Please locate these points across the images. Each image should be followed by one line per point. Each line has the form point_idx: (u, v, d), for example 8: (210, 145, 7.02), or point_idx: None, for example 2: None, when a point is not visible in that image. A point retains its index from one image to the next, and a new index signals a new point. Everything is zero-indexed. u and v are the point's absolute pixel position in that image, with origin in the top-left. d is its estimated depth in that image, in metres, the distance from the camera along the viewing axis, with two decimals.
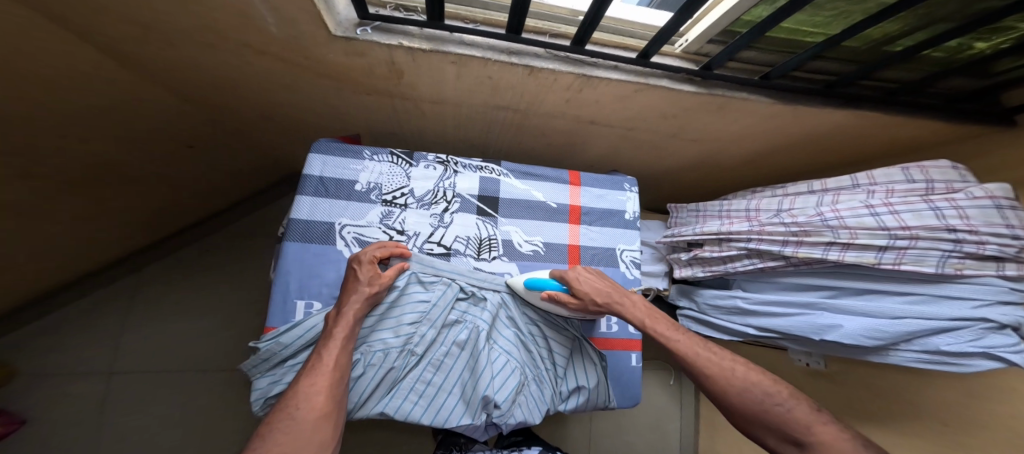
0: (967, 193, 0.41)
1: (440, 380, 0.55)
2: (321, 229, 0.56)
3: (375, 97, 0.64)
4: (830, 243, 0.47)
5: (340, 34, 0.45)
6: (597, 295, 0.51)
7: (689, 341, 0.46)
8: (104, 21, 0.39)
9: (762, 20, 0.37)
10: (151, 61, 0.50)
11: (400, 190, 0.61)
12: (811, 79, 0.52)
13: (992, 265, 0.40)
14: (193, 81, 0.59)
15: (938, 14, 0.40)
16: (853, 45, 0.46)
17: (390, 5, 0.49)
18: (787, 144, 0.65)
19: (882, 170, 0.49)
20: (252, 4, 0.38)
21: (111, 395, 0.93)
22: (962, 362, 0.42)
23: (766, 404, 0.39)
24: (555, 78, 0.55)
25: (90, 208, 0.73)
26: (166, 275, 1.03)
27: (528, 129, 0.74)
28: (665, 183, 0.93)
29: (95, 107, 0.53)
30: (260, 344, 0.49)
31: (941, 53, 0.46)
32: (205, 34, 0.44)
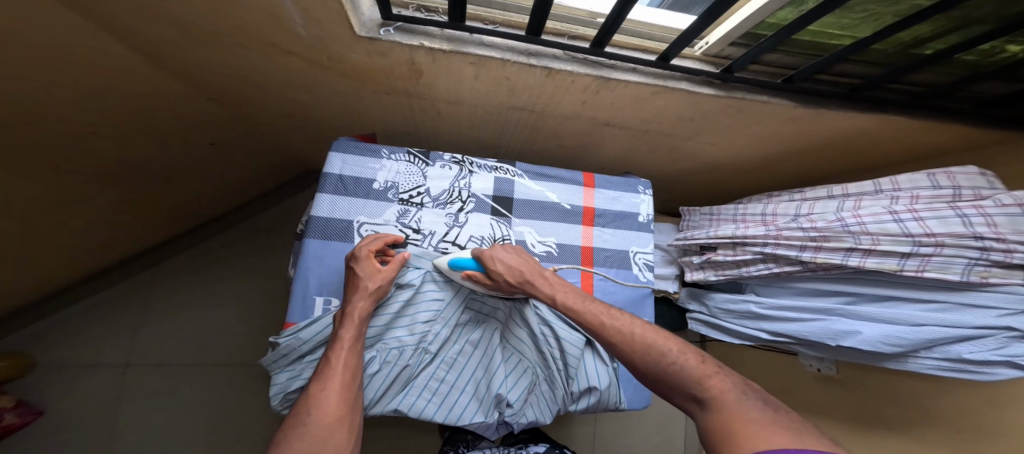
0: (996, 200, 0.41)
1: (453, 378, 0.55)
2: (340, 227, 0.57)
3: (393, 97, 0.65)
4: (850, 248, 0.47)
5: (364, 35, 0.46)
6: (510, 276, 0.51)
7: (594, 311, 0.48)
8: (138, 20, 0.41)
9: (789, 24, 0.37)
10: (178, 59, 0.52)
11: (417, 189, 0.62)
12: (835, 82, 0.52)
13: (1020, 274, 0.40)
14: (216, 79, 0.60)
15: (974, 17, 0.39)
16: (881, 48, 0.46)
17: (412, 6, 0.49)
18: (804, 148, 0.65)
19: (906, 175, 0.49)
20: (281, 5, 0.39)
21: (127, 386, 0.96)
22: (984, 370, 0.41)
23: (662, 365, 0.40)
24: (573, 80, 0.55)
25: (113, 203, 0.75)
26: (181, 269, 1.05)
27: (543, 130, 0.75)
28: (678, 185, 0.92)
29: (122, 103, 0.55)
30: (279, 339, 0.50)
31: (973, 56, 0.46)
32: (233, 34, 0.45)
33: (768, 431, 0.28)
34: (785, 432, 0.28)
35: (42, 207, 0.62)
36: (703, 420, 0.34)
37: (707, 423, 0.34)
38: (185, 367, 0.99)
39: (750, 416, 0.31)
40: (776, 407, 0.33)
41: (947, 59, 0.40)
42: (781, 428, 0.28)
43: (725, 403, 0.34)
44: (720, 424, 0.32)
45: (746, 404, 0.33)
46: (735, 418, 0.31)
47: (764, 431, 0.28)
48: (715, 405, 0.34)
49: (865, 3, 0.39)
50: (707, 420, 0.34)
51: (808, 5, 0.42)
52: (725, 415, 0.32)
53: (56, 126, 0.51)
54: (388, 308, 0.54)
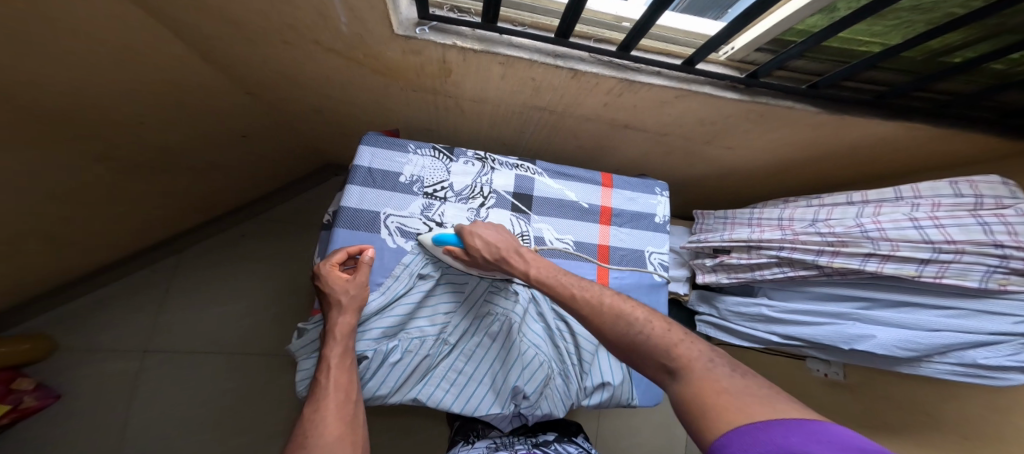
0: (1017, 209, 0.42)
1: (471, 370, 0.57)
2: (367, 218, 0.59)
3: (419, 94, 0.67)
4: (868, 254, 0.48)
5: (401, 33, 0.48)
6: (487, 251, 0.49)
7: (564, 283, 0.47)
8: (189, 12, 0.43)
9: (822, 30, 0.38)
10: (218, 51, 0.54)
11: (441, 184, 0.64)
12: (859, 89, 0.53)
13: None
14: (252, 72, 0.62)
15: (1006, 26, 0.40)
16: (911, 56, 0.47)
17: (447, 6, 0.51)
18: (821, 154, 0.66)
19: (928, 183, 0.50)
20: (330, 3, 0.41)
21: (146, 370, 0.99)
22: (997, 376, 0.42)
23: (631, 335, 0.39)
24: (597, 82, 0.57)
25: (145, 189, 0.78)
26: (202, 257, 1.08)
27: (563, 131, 0.76)
28: (692, 189, 0.93)
29: (164, 92, 0.57)
30: (308, 326, 0.53)
31: (1003, 65, 0.46)
32: (276, 29, 0.47)
33: (741, 401, 0.27)
34: (765, 402, 0.26)
35: (80, 190, 0.65)
36: (676, 392, 0.33)
37: (679, 394, 0.32)
38: (203, 352, 1.02)
39: (720, 385, 0.30)
40: (744, 373, 0.32)
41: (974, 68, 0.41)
42: (753, 397, 0.27)
43: (697, 373, 0.32)
44: (698, 396, 0.30)
45: (715, 373, 0.32)
46: (711, 389, 0.29)
47: (742, 403, 0.26)
48: (687, 376, 0.33)
49: (898, 12, 0.40)
50: (679, 392, 0.32)
51: (839, 13, 0.43)
52: (699, 385, 0.31)
53: (104, 112, 0.54)
54: (410, 297, 0.56)
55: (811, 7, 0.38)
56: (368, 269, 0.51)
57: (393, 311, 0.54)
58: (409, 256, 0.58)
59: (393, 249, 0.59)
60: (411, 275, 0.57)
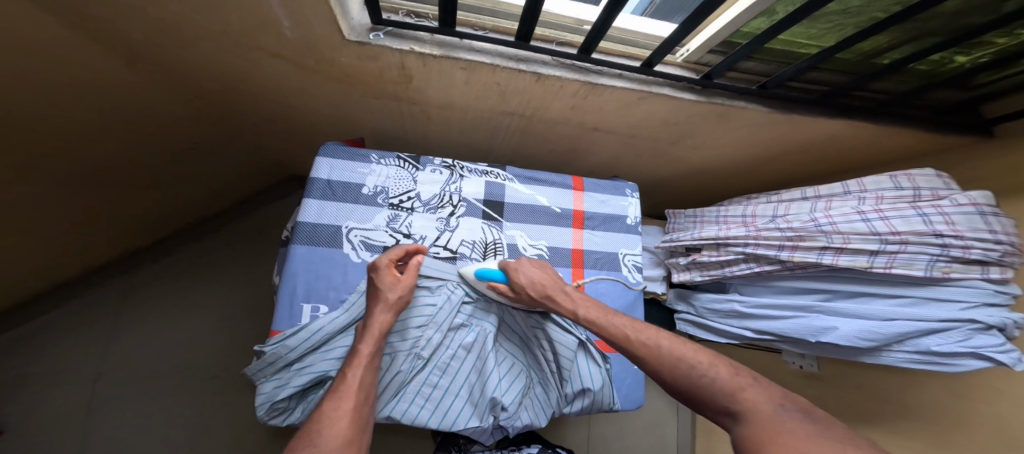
0: (952, 199, 0.41)
1: (446, 384, 0.54)
2: (328, 232, 0.57)
3: (383, 101, 0.65)
4: (824, 247, 0.47)
5: (353, 39, 0.47)
6: (533, 290, 0.50)
7: (614, 322, 0.45)
8: (116, 18, 0.40)
9: (764, 30, 0.39)
10: (157, 58, 0.51)
11: (407, 194, 0.62)
12: (806, 90, 0.54)
13: (977, 269, 0.40)
14: (200, 80, 0.59)
15: (924, 29, 0.42)
16: (846, 57, 0.48)
17: (402, 11, 0.50)
18: (781, 153, 0.68)
19: (871, 178, 0.50)
20: (269, 8, 0.40)
21: (93, 404, 0.90)
22: (953, 362, 0.42)
23: (693, 379, 0.35)
24: (561, 85, 0.57)
25: (89, 206, 0.72)
26: (165, 275, 1.02)
27: (533, 135, 0.76)
28: (664, 190, 0.95)
29: (98, 102, 0.53)
30: (265, 348, 0.48)
31: (925, 66, 0.48)
32: (217, 34, 0.45)
33: (810, 442, 0.24)
34: (836, 447, 0.23)
35: (12, 210, 0.60)
36: (739, 436, 0.29)
37: (743, 439, 0.29)
38: (162, 380, 0.95)
39: (792, 430, 0.26)
40: (819, 419, 0.27)
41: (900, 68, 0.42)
42: (822, 441, 0.24)
43: (762, 415, 0.29)
44: (760, 438, 0.26)
45: (781, 415, 0.28)
46: (771, 430, 0.26)
47: (807, 443, 0.24)
48: (752, 418, 0.29)
49: (830, 15, 0.41)
50: (742, 434, 0.29)
51: (779, 16, 0.45)
52: (761, 428, 0.27)
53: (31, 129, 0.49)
54: None
55: (751, 11, 0.39)
56: (417, 271, 0.51)
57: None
58: None
59: (357, 265, 0.56)
60: None
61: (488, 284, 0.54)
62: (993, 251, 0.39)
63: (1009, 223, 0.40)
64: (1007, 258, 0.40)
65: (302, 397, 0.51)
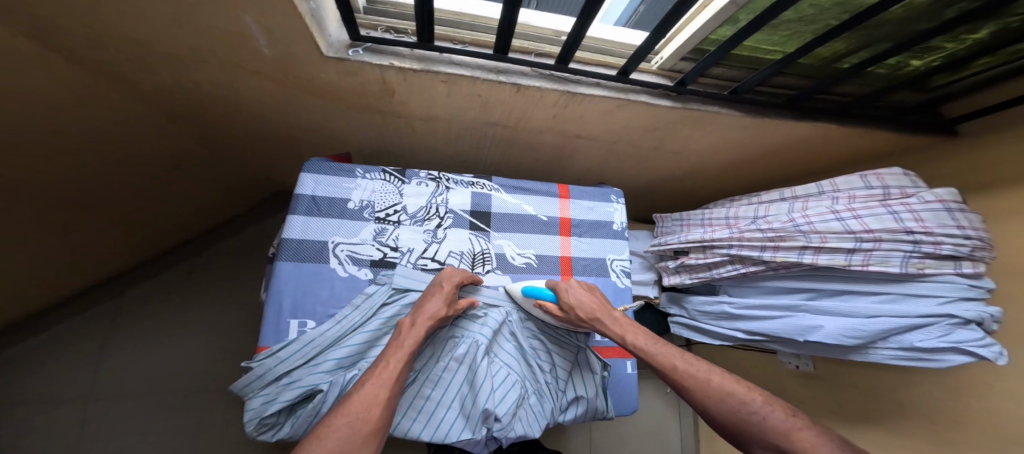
0: (920, 197, 0.42)
1: (439, 395, 0.51)
2: (315, 248, 0.57)
3: (367, 115, 0.66)
4: (804, 247, 0.48)
5: (332, 55, 0.48)
6: (581, 310, 0.51)
7: (662, 351, 0.44)
8: (92, 38, 0.41)
9: (731, 37, 0.40)
10: (138, 78, 0.51)
11: (393, 207, 0.62)
12: (774, 94, 0.55)
13: (950, 264, 0.41)
14: (184, 100, 0.60)
15: (876, 35, 0.43)
16: (807, 62, 0.49)
17: (381, 28, 0.51)
18: (762, 156, 0.69)
19: (842, 177, 0.51)
20: (246, 27, 0.40)
21: (73, 433, 0.87)
22: (937, 358, 0.41)
23: (743, 413, 0.36)
24: (541, 95, 0.57)
25: (72, 228, 0.71)
26: (152, 297, 1.00)
27: (518, 144, 0.77)
28: (652, 195, 0.95)
29: (77, 122, 0.53)
30: (253, 363, 0.47)
31: (884, 69, 0.49)
32: (195, 53, 0.45)
33: None
34: None
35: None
36: None
37: None
38: (146, 405, 0.92)
39: None
40: None
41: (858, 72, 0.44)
42: None
43: None
44: None
45: None
46: None
47: None
48: None
49: (787, 23, 0.43)
50: None
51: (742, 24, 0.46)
52: None
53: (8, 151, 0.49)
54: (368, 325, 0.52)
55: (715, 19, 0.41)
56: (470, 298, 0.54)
57: (350, 340, 0.51)
58: (372, 286, 0.56)
59: (344, 279, 0.56)
60: (371, 306, 0.54)
61: (536, 301, 0.56)
62: (965, 246, 0.39)
63: (976, 218, 0.40)
64: (978, 252, 0.41)
65: (292, 412, 0.49)
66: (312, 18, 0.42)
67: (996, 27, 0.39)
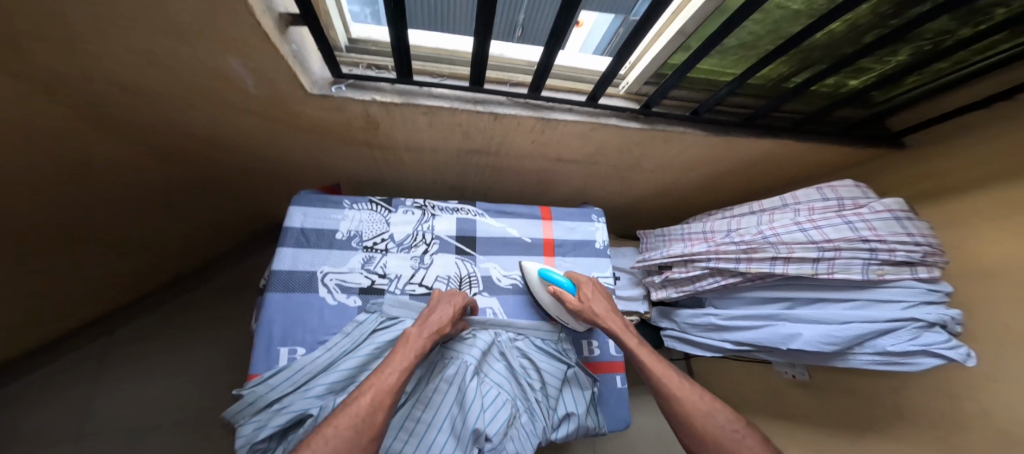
0: (871, 207, 0.46)
1: (430, 417, 0.47)
2: (303, 278, 0.57)
3: (353, 148, 0.69)
4: (774, 257, 0.50)
5: (316, 92, 0.51)
6: (592, 308, 0.53)
7: (660, 362, 0.46)
8: (87, 82, 0.43)
9: (686, 61, 0.45)
10: (131, 119, 0.54)
11: (380, 236, 0.64)
12: (732, 113, 0.58)
13: (907, 269, 0.43)
14: (176, 139, 0.62)
15: (813, 57, 0.48)
16: (758, 83, 0.54)
17: (363, 64, 0.55)
18: (736, 170, 0.72)
19: (802, 190, 0.54)
20: (233, 68, 0.43)
21: None
22: (910, 362, 0.42)
23: (726, 429, 0.39)
24: (518, 122, 0.60)
25: (52, 268, 0.70)
26: (138, 337, 0.98)
27: (501, 170, 0.80)
28: (636, 213, 0.98)
29: (64, 160, 0.54)
30: (243, 390, 0.46)
31: (827, 88, 0.53)
32: (186, 93, 0.48)
33: None
34: None
35: None
36: None
37: None
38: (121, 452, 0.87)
39: None
40: None
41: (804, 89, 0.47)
42: None
43: None
44: None
45: None
46: None
47: None
48: None
49: (733, 48, 0.48)
50: None
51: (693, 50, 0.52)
52: None
53: None
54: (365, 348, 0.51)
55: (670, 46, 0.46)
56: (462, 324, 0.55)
57: (341, 365, 0.49)
58: (365, 315, 0.56)
59: (333, 308, 0.56)
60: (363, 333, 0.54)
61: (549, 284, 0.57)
62: (916, 252, 0.42)
63: (923, 225, 0.44)
64: (931, 257, 0.43)
65: (284, 437, 0.46)
66: (294, 58, 0.45)
67: (913, 49, 0.44)
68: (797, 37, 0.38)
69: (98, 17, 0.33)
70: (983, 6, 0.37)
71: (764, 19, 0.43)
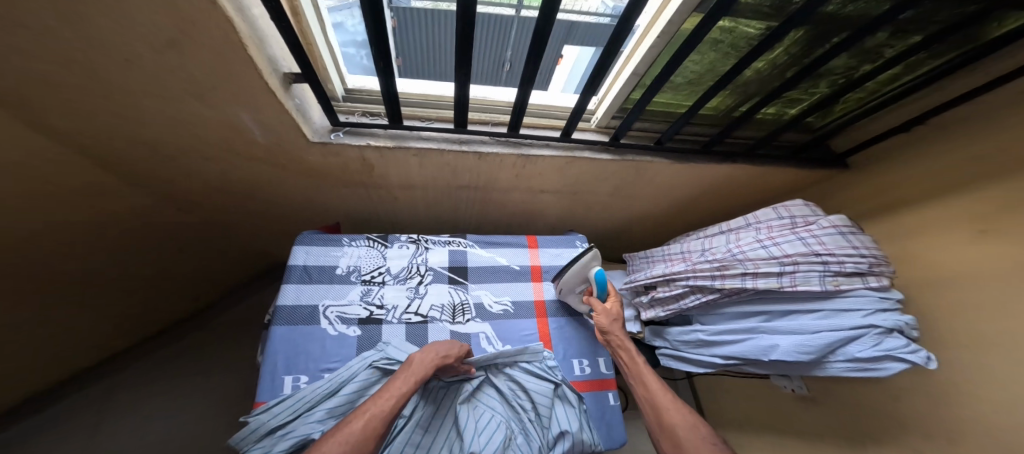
0: (819, 223, 0.51)
1: (429, 443, 0.48)
2: (306, 312, 0.58)
3: (351, 189, 0.74)
4: (743, 274, 0.53)
5: (316, 140, 0.56)
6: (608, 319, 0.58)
7: (654, 377, 0.50)
8: (116, 136, 0.49)
9: (642, 97, 0.50)
10: (150, 168, 0.59)
11: (377, 269, 0.65)
12: (692, 141, 0.65)
13: (858, 279, 0.47)
14: (189, 187, 0.67)
15: (751, 93, 0.56)
16: (709, 114, 0.61)
17: (359, 112, 0.61)
18: (710, 189, 0.76)
19: (760, 210, 0.60)
20: (244, 122, 0.49)
21: None
22: (878, 367, 0.44)
23: (704, 439, 0.41)
24: (501, 159, 0.65)
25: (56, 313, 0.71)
26: (130, 384, 0.94)
27: (490, 203, 0.84)
28: (623, 237, 1.01)
29: (76, 205, 0.57)
30: (249, 418, 0.45)
31: (768, 117, 0.61)
32: (201, 145, 0.54)
33: None
34: None
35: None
36: None
37: None
38: None
39: None
40: None
41: (748, 115, 0.53)
42: None
43: None
44: None
45: None
46: None
47: None
48: None
49: (681, 85, 0.55)
50: None
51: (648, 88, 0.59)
52: None
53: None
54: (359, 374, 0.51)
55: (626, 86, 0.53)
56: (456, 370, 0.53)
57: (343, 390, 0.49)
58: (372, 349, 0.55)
59: (334, 338, 0.56)
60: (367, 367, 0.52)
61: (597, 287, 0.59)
62: (862, 263, 0.47)
63: (867, 238, 0.49)
64: (879, 268, 0.48)
65: None
66: (297, 111, 0.51)
67: (830, 82, 0.52)
68: (734, 70, 0.44)
69: (134, 82, 0.39)
70: (872, 46, 0.45)
71: (702, 59, 0.50)
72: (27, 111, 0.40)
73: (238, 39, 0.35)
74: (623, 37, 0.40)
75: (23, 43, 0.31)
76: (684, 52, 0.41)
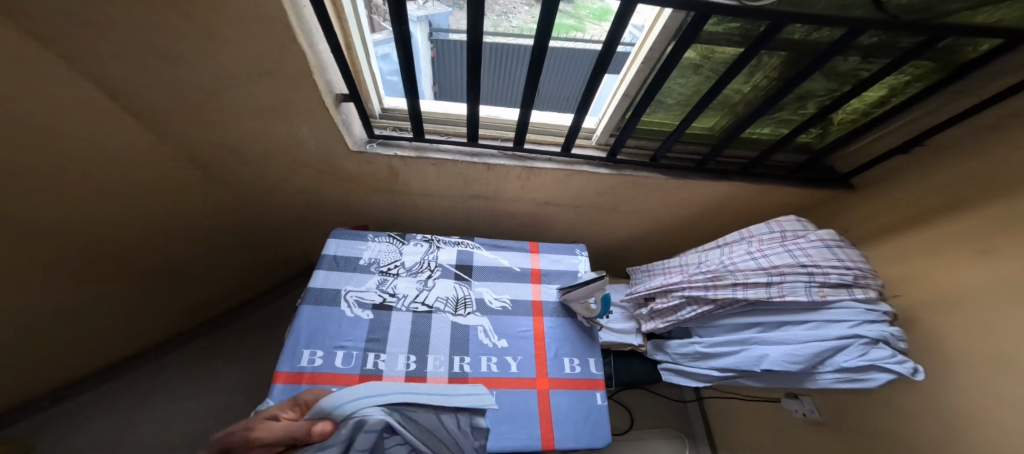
0: (808, 238, 0.54)
1: None
2: (330, 294, 0.66)
3: (377, 194, 0.84)
4: (734, 284, 0.54)
5: (354, 149, 0.66)
6: None
7: None
8: (202, 141, 0.60)
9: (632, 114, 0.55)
10: (221, 170, 0.71)
11: (394, 263, 0.73)
12: (686, 159, 0.69)
13: (844, 291, 0.48)
14: (249, 189, 0.79)
15: (739, 111, 0.60)
16: (704, 132, 0.66)
17: (390, 127, 0.71)
18: (712, 205, 0.77)
19: (754, 226, 0.62)
20: (299, 132, 0.60)
21: None
22: (865, 378, 0.44)
23: None
24: (508, 170, 0.72)
25: (130, 293, 0.82)
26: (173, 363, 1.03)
27: (499, 212, 0.91)
28: (627, 253, 1.03)
29: (153, 203, 0.69)
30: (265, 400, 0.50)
31: (762, 136, 0.65)
32: (263, 151, 0.65)
33: None
34: None
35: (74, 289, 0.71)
36: None
37: None
38: None
39: None
40: None
41: (738, 130, 0.57)
42: None
43: None
44: None
45: None
46: None
47: None
48: None
49: (674, 104, 0.61)
50: None
51: None
52: None
53: (94, 221, 0.63)
54: None
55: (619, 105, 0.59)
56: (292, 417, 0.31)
57: None
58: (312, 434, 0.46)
59: (350, 319, 0.63)
60: None
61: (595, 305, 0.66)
62: (846, 275, 0.48)
63: (855, 252, 0.51)
64: (869, 282, 0.49)
65: None
66: (341, 124, 0.61)
67: (816, 103, 0.57)
68: (713, 90, 0.49)
69: (225, 98, 0.50)
70: (846, 70, 0.50)
71: (687, 82, 0.56)
72: (147, 118, 0.52)
73: (306, 66, 0.44)
74: (609, 61, 0.46)
75: (159, 65, 0.42)
76: (662, 75, 0.47)
